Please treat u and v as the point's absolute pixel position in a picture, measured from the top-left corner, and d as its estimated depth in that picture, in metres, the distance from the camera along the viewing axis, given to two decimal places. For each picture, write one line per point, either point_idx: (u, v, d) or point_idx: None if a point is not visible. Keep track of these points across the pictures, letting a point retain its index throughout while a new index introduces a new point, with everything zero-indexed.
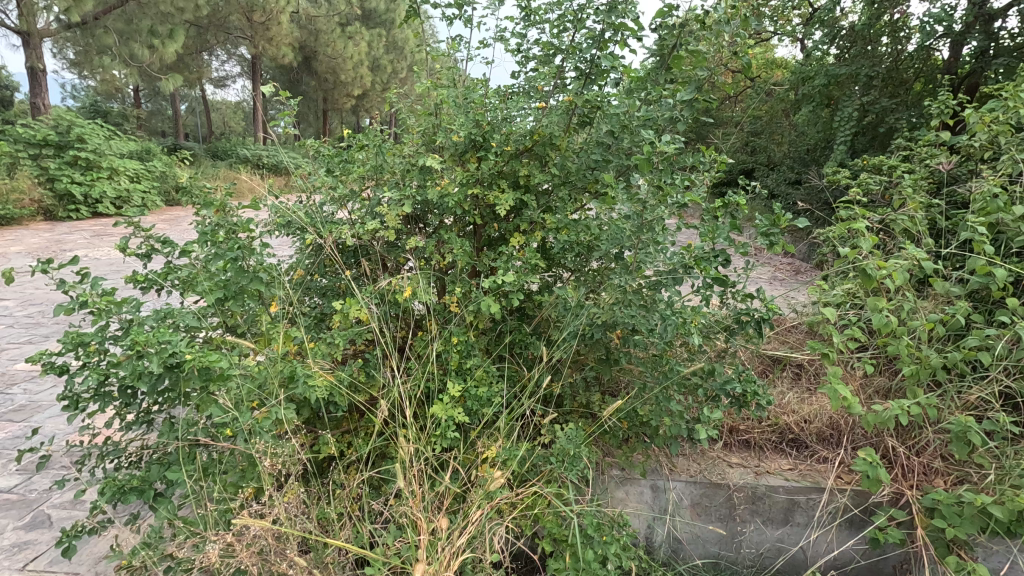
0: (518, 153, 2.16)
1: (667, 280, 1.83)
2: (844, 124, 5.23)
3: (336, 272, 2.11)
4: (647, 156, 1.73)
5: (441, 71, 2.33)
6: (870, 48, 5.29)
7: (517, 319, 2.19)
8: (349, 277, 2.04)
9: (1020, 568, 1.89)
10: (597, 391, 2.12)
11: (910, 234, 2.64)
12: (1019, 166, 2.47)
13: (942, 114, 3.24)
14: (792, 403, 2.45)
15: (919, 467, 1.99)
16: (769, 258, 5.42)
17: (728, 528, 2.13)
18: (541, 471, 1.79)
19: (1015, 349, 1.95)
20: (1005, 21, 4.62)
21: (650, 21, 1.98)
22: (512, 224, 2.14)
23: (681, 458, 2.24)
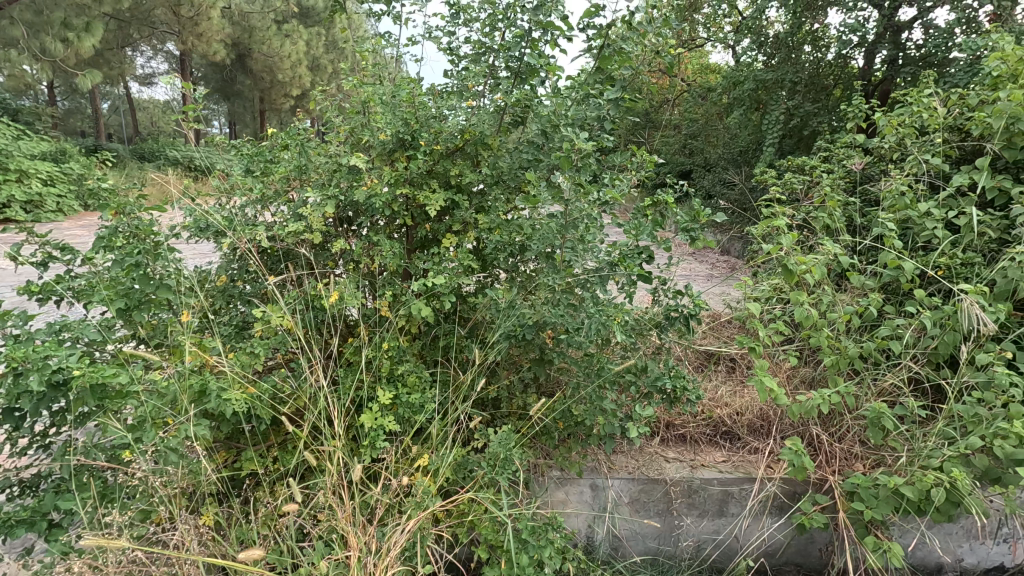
0: (449, 153, 2.11)
1: (597, 278, 1.83)
2: (772, 127, 5.49)
3: (257, 277, 2.00)
4: (568, 153, 1.73)
5: (368, 68, 2.25)
6: (793, 55, 5.52)
7: (451, 322, 2.14)
8: (272, 283, 1.94)
9: (929, 543, 2.02)
10: (534, 393, 2.10)
11: (830, 231, 2.77)
12: (922, 166, 2.65)
13: (857, 117, 3.43)
14: (724, 397, 2.52)
15: (840, 453, 2.09)
16: (704, 256, 5.60)
17: (666, 522, 2.16)
18: (476, 476, 1.76)
19: (922, 338, 2.08)
20: (911, 33, 4.95)
21: (579, 21, 1.98)
22: (444, 225, 2.10)
23: (619, 455, 2.26)
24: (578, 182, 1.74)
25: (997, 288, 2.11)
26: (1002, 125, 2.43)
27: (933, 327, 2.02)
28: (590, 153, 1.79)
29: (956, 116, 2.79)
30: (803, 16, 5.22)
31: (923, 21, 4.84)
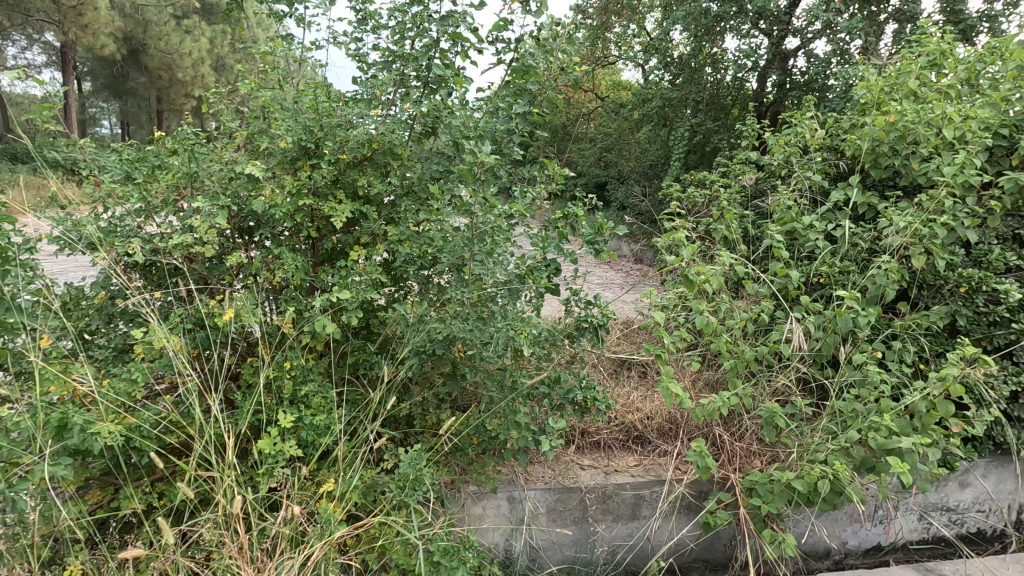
0: (357, 162, 2.03)
1: (507, 291, 1.84)
2: (678, 142, 5.81)
3: (131, 295, 1.80)
4: (470, 166, 1.74)
5: (268, 71, 2.12)
6: (696, 75, 5.88)
7: (361, 337, 2.06)
8: (146, 302, 1.75)
9: (818, 532, 2.19)
10: (448, 408, 2.05)
11: (728, 241, 2.95)
12: (805, 182, 2.89)
13: (750, 136, 3.70)
14: (636, 402, 2.60)
15: (740, 452, 2.21)
16: (619, 266, 5.79)
17: (583, 529, 2.18)
18: (386, 498, 1.69)
19: (807, 341, 2.25)
20: (796, 60, 5.44)
21: (488, 34, 1.99)
22: (351, 237, 2.01)
23: (535, 466, 2.26)
24: (476, 194, 1.77)
25: (867, 294, 2.34)
26: (868, 147, 2.70)
27: (815, 331, 2.19)
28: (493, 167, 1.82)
29: (832, 138, 3.08)
30: (703, 40, 5.58)
31: (805, 50, 5.33)
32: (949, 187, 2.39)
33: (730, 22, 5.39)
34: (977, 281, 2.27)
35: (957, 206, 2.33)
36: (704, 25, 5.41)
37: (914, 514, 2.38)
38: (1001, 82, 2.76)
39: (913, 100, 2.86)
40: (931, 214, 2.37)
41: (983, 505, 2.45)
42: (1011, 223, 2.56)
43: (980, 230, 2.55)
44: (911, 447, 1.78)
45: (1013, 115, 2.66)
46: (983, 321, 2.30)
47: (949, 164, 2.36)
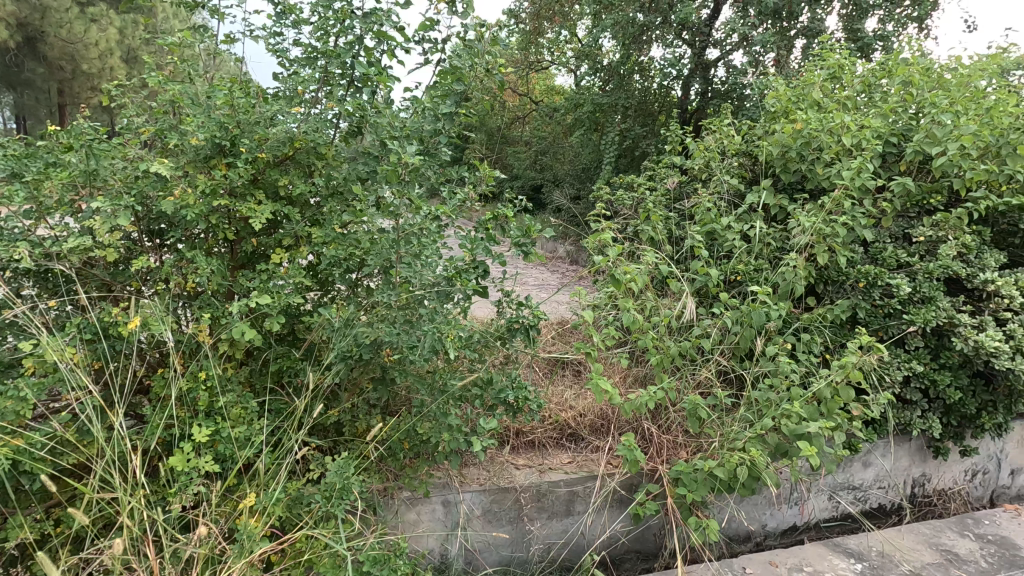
0: (278, 161, 1.94)
1: (435, 293, 1.82)
2: (609, 147, 5.97)
3: (13, 307, 1.64)
4: (394, 167, 1.76)
5: (178, 64, 1.99)
6: (624, 82, 6.07)
7: (285, 344, 1.97)
8: (29, 313, 1.58)
9: (739, 516, 2.31)
10: (379, 414, 2.01)
11: (654, 242, 3.06)
12: (723, 186, 3.04)
13: (674, 141, 3.86)
14: (569, 400, 2.64)
15: (667, 444, 2.30)
16: (555, 266, 5.87)
17: (518, 529, 2.19)
18: (312, 510, 1.63)
19: (727, 335, 2.38)
20: (717, 70, 5.72)
21: (415, 33, 1.97)
22: (272, 239, 1.92)
23: (470, 468, 2.24)
24: (400, 193, 1.79)
25: (779, 289, 2.50)
26: (778, 152, 2.89)
27: (734, 326, 2.32)
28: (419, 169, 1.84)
29: (747, 144, 3.27)
30: (631, 48, 5.77)
31: (724, 61, 5.63)
32: (848, 190, 2.59)
33: (655, 31, 5.62)
34: (873, 275, 2.49)
35: (855, 208, 2.54)
36: (631, 34, 5.61)
37: (824, 494, 2.56)
38: (890, 95, 3.04)
39: (817, 110, 3.08)
40: (833, 215, 2.56)
41: (882, 482, 2.68)
42: (902, 224, 2.81)
43: (876, 230, 2.78)
44: (817, 432, 1.92)
45: (901, 125, 2.92)
46: (880, 313, 2.51)
47: (848, 169, 2.56)
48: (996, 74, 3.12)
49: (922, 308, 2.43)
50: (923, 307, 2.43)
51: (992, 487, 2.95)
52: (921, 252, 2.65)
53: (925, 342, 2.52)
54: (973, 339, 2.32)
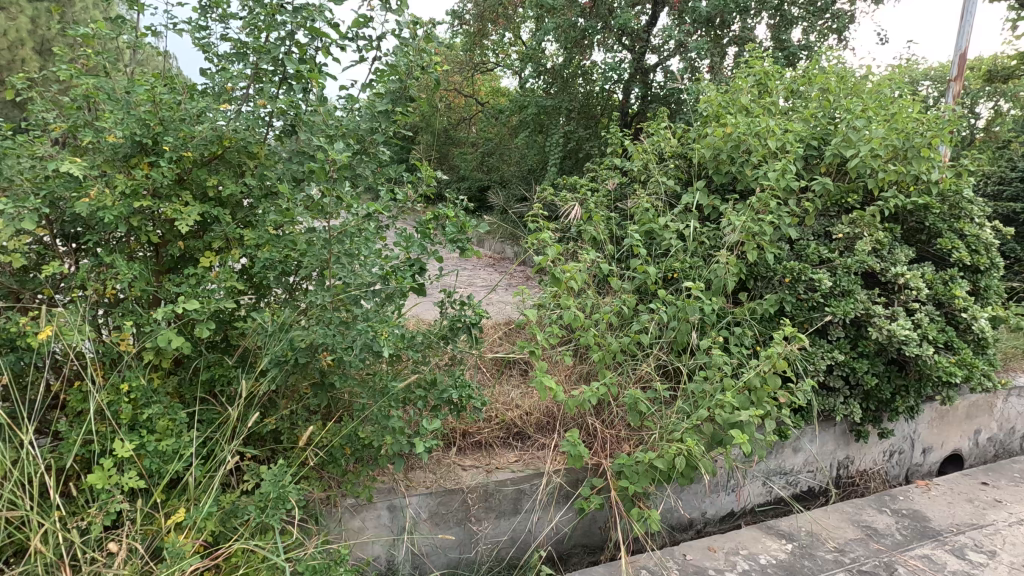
0: (206, 161, 1.85)
1: (374, 294, 1.80)
2: (554, 148, 6.06)
3: None
4: (322, 164, 1.73)
5: (93, 58, 1.87)
6: (568, 85, 6.17)
7: (217, 351, 1.89)
8: None
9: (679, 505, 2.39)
10: (320, 420, 1.95)
11: (597, 242, 3.13)
12: (661, 187, 3.15)
13: (614, 143, 3.95)
14: (515, 399, 2.65)
15: (611, 438, 2.35)
16: (502, 267, 5.88)
17: (466, 530, 2.19)
18: (248, 522, 1.57)
19: (665, 331, 2.46)
20: (655, 74, 5.92)
21: (350, 30, 1.94)
22: (200, 242, 1.84)
23: (416, 471, 2.22)
24: (329, 191, 1.75)
25: (713, 285, 2.61)
26: (710, 155, 3.02)
27: (671, 321, 2.41)
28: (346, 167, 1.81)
29: (683, 147, 3.40)
30: (573, 51, 5.87)
31: (662, 66, 5.83)
32: (774, 191, 2.74)
33: (596, 36, 5.75)
34: (798, 271, 2.65)
35: (781, 208, 2.69)
36: (573, 38, 5.70)
37: (758, 480, 2.69)
38: (811, 101, 3.23)
39: (746, 114, 3.24)
40: (760, 214, 2.70)
41: (810, 466, 2.85)
42: (823, 222, 2.99)
43: (800, 228, 2.95)
44: (748, 420, 2.02)
45: (821, 129, 3.12)
46: (805, 306, 2.65)
47: (774, 171, 2.71)
48: (903, 84, 3.38)
49: (842, 300, 2.60)
50: (842, 299, 2.60)
51: (907, 466, 3.19)
52: (841, 248, 2.83)
53: (845, 332, 2.70)
54: (886, 328, 2.51)
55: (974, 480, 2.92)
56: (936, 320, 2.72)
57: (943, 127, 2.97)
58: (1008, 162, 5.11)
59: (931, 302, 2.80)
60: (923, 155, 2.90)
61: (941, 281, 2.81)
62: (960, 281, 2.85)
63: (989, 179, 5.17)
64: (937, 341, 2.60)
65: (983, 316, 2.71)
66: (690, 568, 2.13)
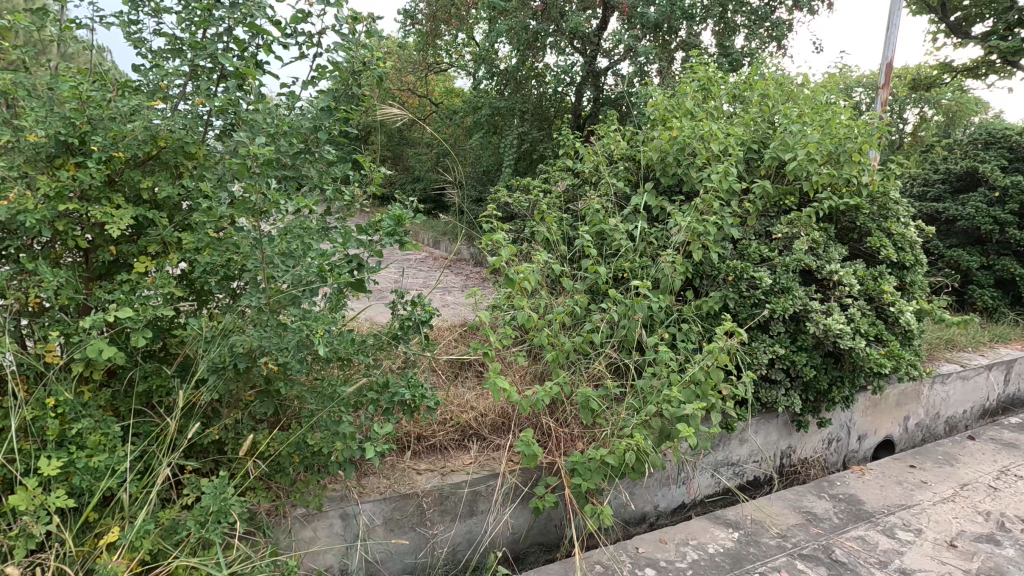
0: (140, 162, 1.77)
1: (312, 294, 1.75)
2: (508, 150, 6.11)
3: None
4: (244, 160, 1.66)
5: (13, 52, 1.75)
6: (521, 87, 6.20)
7: (155, 361, 1.81)
8: None
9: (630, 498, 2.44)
10: (267, 428, 1.89)
11: (550, 243, 3.16)
12: (611, 188, 3.22)
13: (566, 145, 4.01)
14: (470, 401, 2.64)
15: (564, 437, 2.39)
16: (459, 268, 5.86)
17: (421, 535, 2.17)
18: (189, 538, 1.51)
19: (616, 329, 2.51)
20: (607, 78, 6.04)
21: (290, 26, 1.90)
22: (134, 245, 1.76)
23: (369, 477, 2.18)
24: (254, 188, 1.68)
25: (661, 284, 2.69)
26: (657, 157, 3.11)
27: (622, 320, 2.46)
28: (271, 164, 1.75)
29: (632, 149, 3.48)
30: (526, 53, 5.90)
31: (613, 70, 5.95)
32: (717, 192, 2.85)
33: (548, 38, 5.81)
34: (740, 269, 2.76)
35: (723, 208, 2.80)
36: (526, 40, 5.73)
37: (707, 472, 2.78)
38: (752, 107, 3.37)
39: (691, 118, 3.35)
40: (705, 215, 2.80)
41: (755, 456, 2.97)
42: (764, 222, 3.13)
43: (743, 228, 3.07)
44: (694, 413, 2.09)
45: (761, 133, 3.26)
46: (747, 303, 2.76)
47: (717, 173, 2.81)
48: (836, 91, 3.57)
49: (781, 297, 2.73)
50: (782, 296, 2.72)
51: (844, 453, 3.37)
52: (780, 247, 2.96)
53: (785, 327, 2.83)
54: (822, 322, 2.65)
55: (903, 463, 3.11)
56: (867, 314, 2.89)
57: (871, 132, 3.15)
58: (932, 165, 5.47)
59: (862, 298, 2.97)
60: (854, 159, 3.07)
61: (871, 277, 2.98)
62: (888, 277, 3.03)
63: (916, 181, 5.51)
64: (868, 334, 2.76)
65: (908, 309, 2.89)
66: (642, 560, 2.18)
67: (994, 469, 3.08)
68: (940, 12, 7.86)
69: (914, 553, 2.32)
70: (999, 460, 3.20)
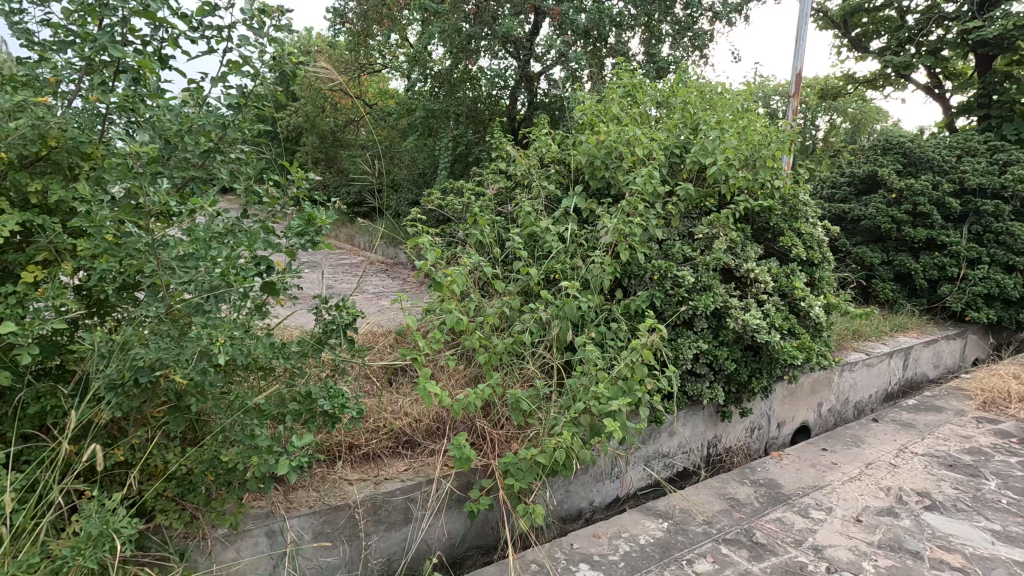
0: (28, 163, 1.63)
1: (213, 298, 1.67)
2: (443, 152, 6.18)
3: None
4: (125, 159, 1.55)
5: None
6: (454, 90, 6.17)
7: (49, 380, 1.67)
8: None
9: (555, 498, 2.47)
10: (180, 446, 1.78)
11: (482, 246, 3.17)
12: (542, 190, 3.32)
13: (499, 148, 4.03)
14: (404, 407, 2.59)
15: (499, 439, 2.40)
16: (396, 272, 5.76)
17: (354, 547, 2.11)
18: (79, 570, 1.39)
19: (547, 329, 2.55)
20: (540, 82, 6.12)
21: (197, 20, 1.83)
22: (22, 255, 1.61)
23: (297, 491, 2.10)
24: (140, 190, 1.57)
25: (590, 285, 2.76)
26: (586, 161, 3.18)
27: (552, 320, 2.51)
28: (155, 161, 1.68)
29: (562, 152, 3.54)
30: (459, 56, 5.87)
31: (546, 74, 6.04)
32: (642, 195, 2.95)
33: (480, 42, 5.79)
34: (664, 269, 2.87)
35: (647, 210, 2.90)
36: (459, 44, 5.71)
37: (638, 466, 2.87)
38: (674, 112, 3.51)
39: (617, 123, 3.45)
40: (631, 216, 2.89)
41: (683, 447, 3.09)
42: (687, 224, 3.26)
43: (668, 229, 3.20)
44: (620, 410, 2.15)
45: (683, 138, 3.40)
46: (672, 300, 2.87)
47: (641, 176, 2.91)
48: (751, 99, 3.79)
49: (703, 294, 2.86)
50: (703, 294, 2.86)
51: (765, 440, 3.57)
52: (701, 246, 3.10)
53: (708, 323, 2.96)
54: (740, 317, 2.80)
55: (817, 447, 3.34)
56: (781, 308, 3.07)
57: (781, 138, 3.36)
58: (839, 168, 5.91)
59: (776, 293, 3.16)
60: (768, 164, 3.30)
61: (784, 274, 3.18)
62: (799, 274, 3.25)
63: (825, 183, 5.93)
64: (781, 328, 2.94)
65: (817, 304, 3.10)
66: (576, 556, 2.22)
67: (894, 448, 3.36)
68: (843, 27, 8.51)
69: (824, 530, 2.49)
70: (899, 439, 3.49)
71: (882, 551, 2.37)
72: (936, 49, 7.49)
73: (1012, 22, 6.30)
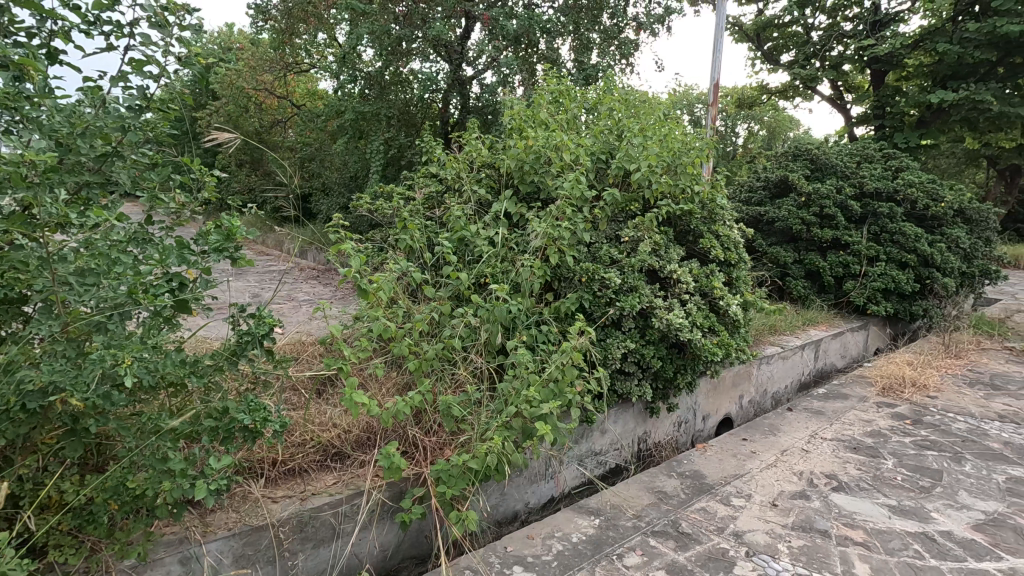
0: None
1: (118, 316, 1.56)
2: (375, 155, 6.05)
3: None
4: (18, 166, 1.43)
5: None
6: (385, 92, 6.06)
7: None
8: None
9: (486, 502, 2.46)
10: (78, 474, 1.65)
11: (413, 251, 3.13)
12: (471, 194, 3.33)
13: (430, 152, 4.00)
14: (333, 418, 2.51)
15: (431, 446, 2.37)
16: (327, 279, 5.57)
17: (279, 568, 2.02)
18: None
19: (478, 334, 2.54)
20: (472, 86, 6.12)
21: (93, 13, 1.70)
22: None
23: (216, 513, 1.98)
24: (33, 200, 1.45)
25: (520, 288, 2.78)
26: (515, 165, 3.21)
27: (483, 325, 2.51)
28: (54, 169, 1.55)
29: (492, 156, 3.56)
30: (390, 58, 5.77)
31: (478, 79, 6.04)
32: (570, 199, 3.02)
33: (412, 45, 5.71)
34: (592, 271, 2.95)
35: (575, 214, 2.96)
36: (389, 45, 5.62)
37: (571, 465, 2.92)
38: (600, 119, 3.61)
39: (545, 128, 3.52)
40: (559, 220, 2.95)
41: (615, 445, 3.17)
42: (614, 227, 3.36)
43: (596, 232, 3.28)
44: (550, 412, 2.18)
45: (609, 143, 3.51)
46: (600, 302, 2.94)
47: (568, 181, 2.97)
48: (673, 107, 3.96)
49: (629, 295, 2.95)
50: (629, 295, 2.96)
51: (692, 433, 3.73)
52: (628, 249, 3.21)
53: (635, 322, 3.06)
54: (665, 317, 2.91)
55: (737, 437, 3.52)
56: (702, 307, 3.22)
57: (700, 145, 3.54)
58: (754, 174, 6.29)
59: (698, 293, 3.32)
60: (687, 170, 3.47)
61: (704, 275, 3.34)
62: (718, 274, 3.42)
63: (742, 187, 6.30)
64: (703, 326, 3.08)
65: (734, 302, 3.27)
66: (510, 559, 2.23)
67: (806, 434, 3.60)
68: (756, 41, 9.11)
69: (745, 517, 2.63)
70: (810, 426, 3.74)
71: (795, 532, 2.53)
72: (838, 64, 8.14)
73: (900, 41, 6.93)
